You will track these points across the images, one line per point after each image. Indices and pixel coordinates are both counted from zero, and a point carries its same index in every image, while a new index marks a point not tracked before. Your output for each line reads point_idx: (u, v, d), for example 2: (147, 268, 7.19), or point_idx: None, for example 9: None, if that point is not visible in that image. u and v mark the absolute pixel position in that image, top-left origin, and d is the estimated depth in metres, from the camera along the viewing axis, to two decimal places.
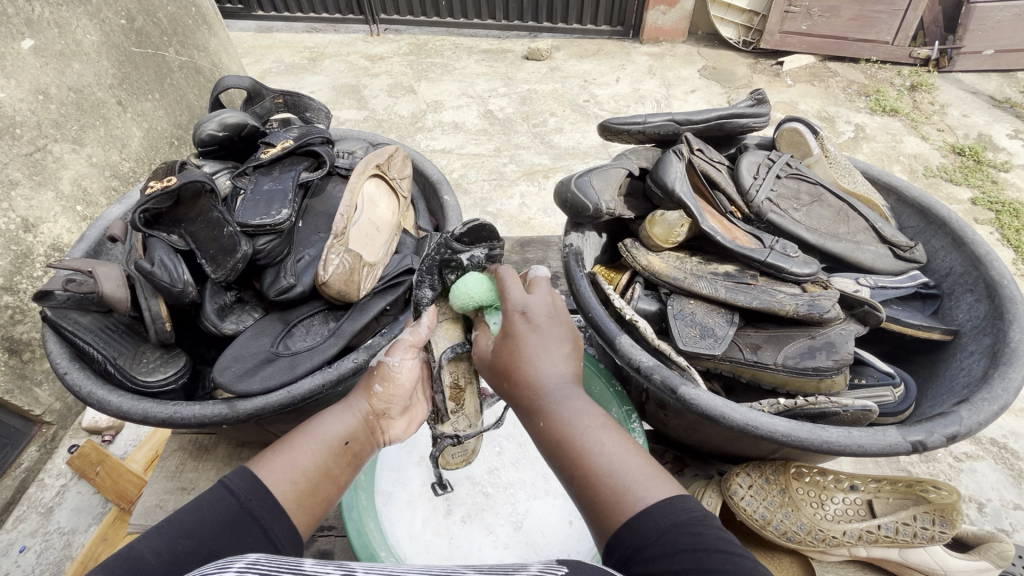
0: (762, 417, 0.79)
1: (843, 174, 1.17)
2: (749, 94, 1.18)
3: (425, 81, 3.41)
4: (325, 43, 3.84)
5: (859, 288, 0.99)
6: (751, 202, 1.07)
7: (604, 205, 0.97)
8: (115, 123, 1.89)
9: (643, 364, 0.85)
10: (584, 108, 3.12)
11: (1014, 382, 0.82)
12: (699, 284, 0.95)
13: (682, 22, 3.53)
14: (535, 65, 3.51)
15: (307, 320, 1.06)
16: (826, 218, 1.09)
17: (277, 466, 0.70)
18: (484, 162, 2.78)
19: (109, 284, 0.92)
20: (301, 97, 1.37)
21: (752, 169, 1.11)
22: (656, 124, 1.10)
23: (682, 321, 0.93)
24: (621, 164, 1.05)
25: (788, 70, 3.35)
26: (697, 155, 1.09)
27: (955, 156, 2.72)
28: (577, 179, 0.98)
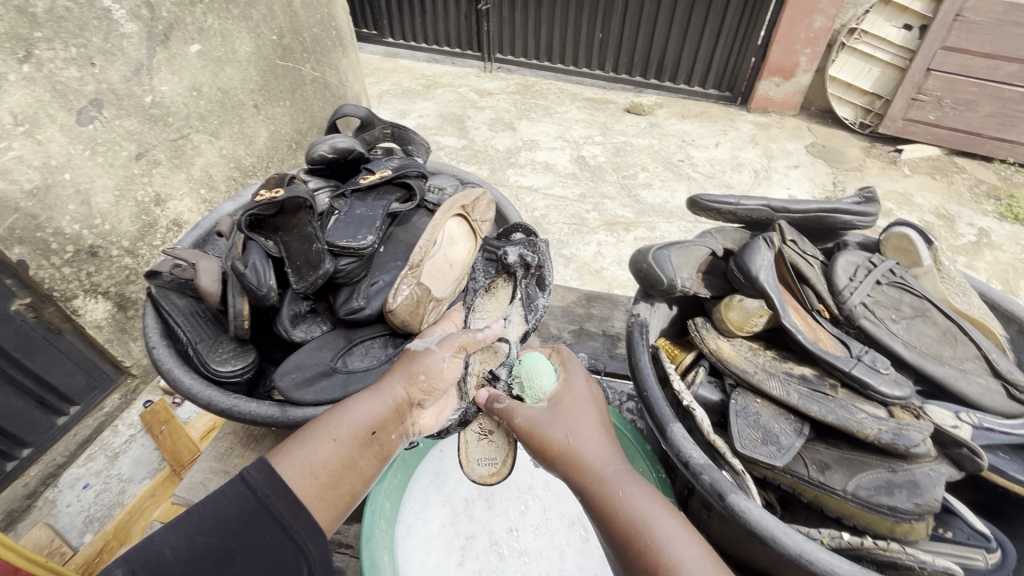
0: (820, 553, 0.70)
1: (956, 292, 1.07)
2: (856, 190, 1.11)
3: (525, 120, 3.55)
4: (441, 73, 4.13)
5: (959, 424, 0.89)
6: (842, 303, 1.01)
7: (679, 281, 0.96)
8: (248, 122, 2.13)
9: (693, 460, 0.79)
10: (677, 168, 3.09)
11: None
12: (770, 382, 0.90)
13: (794, 96, 3.43)
14: (635, 119, 3.54)
15: (367, 342, 1.10)
16: (928, 336, 0.99)
17: (298, 461, 0.76)
18: (568, 206, 2.81)
19: (206, 278, 1.03)
20: (407, 130, 1.48)
21: (849, 270, 1.05)
22: (749, 207, 1.05)
23: (744, 420, 0.87)
24: (704, 242, 1.04)
25: (906, 159, 3.14)
26: (789, 246, 1.04)
27: None
28: (656, 252, 0.96)
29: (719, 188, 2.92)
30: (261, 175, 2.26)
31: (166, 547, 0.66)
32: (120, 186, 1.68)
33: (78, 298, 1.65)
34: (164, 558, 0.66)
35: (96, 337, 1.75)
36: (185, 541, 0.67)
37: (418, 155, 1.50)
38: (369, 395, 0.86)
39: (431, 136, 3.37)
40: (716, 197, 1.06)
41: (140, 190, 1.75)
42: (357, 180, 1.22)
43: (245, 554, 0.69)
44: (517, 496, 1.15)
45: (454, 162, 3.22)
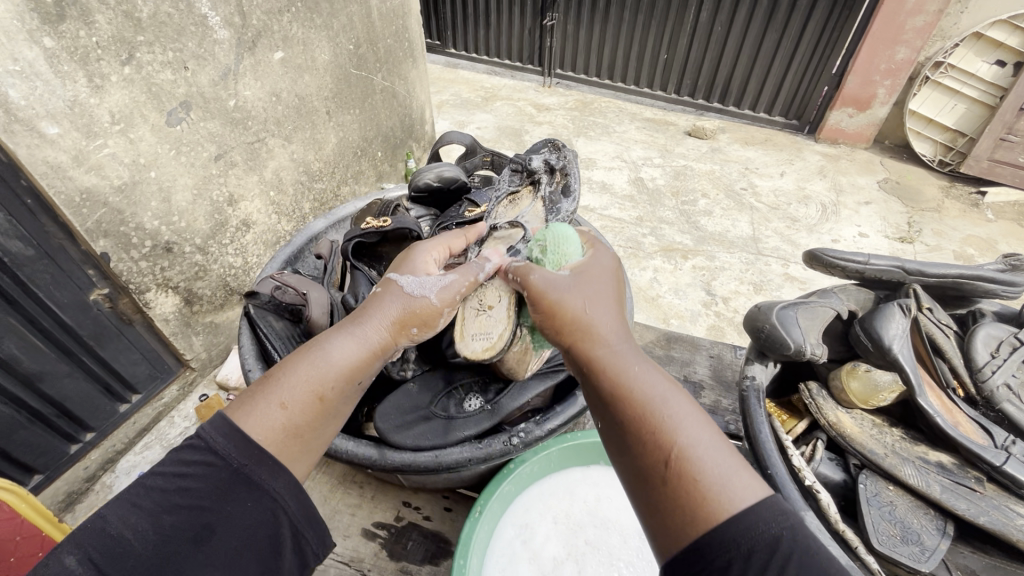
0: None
1: None
2: (1001, 256, 1.04)
3: (583, 138, 3.52)
4: (500, 86, 4.15)
5: None
6: (982, 383, 0.93)
7: (808, 348, 0.95)
8: (319, 128, 2.17)
9: (835, 558, 0.79)
10: (740, 196, 2.99)
11: None
12: (907, 469, 0.87)
13: (868, 129, 3.28)
14: (696, 143, 3.46)
15: (466, 385, 1.17)
16: None
17: (263, 417, 0.72)
18: (624, 228, 2.75)
19: (316, 311, 1.04)
20: (505, 158, 1.48)
21: (989, 343, 0.96)
22: (880, 267, 1.04)
23: (879, 512, 0.85)
24: (829, 304, 1.02)
25: (990, 203, 2.95)
26: (924, 314, 1.00)
27: None
28: (782, 314, 0.98)
29: (784, 221, 2.80)
30: (327, 180, 2.30)
31: (125, 529, 0.61)
32: (198, 185, 1.72)
33: (150, 291, 1.70)
34: (128, 540, 0.61)
35: (163, 330, 1.80)
36: (150, 518, 0.63)
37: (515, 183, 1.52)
38: (354, 328, 0.85)
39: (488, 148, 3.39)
40: (843, 255, 1.05)
41: (216, 190, 1.79)
42: (460, 213, 1.27)
43: (224, 522, 0.65)
44: (609, 560, 1.06)
45: None
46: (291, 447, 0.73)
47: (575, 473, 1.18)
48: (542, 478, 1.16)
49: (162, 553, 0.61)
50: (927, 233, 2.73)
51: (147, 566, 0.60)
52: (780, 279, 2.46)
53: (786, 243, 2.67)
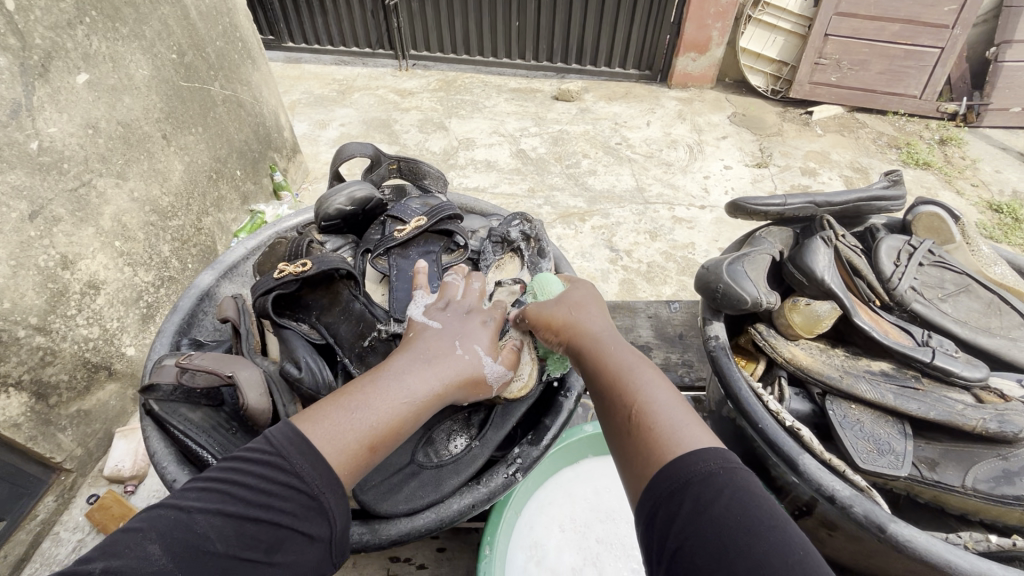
0: (995, 569, 0.74)
1: (986, 263, 1.23)
2: (881, 175, 1.18)
3: (455, 118, 3.43)
4: (353, 76, 3.88)
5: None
6: (893, 290, 1.12)
7: (762, 298, 1.02)
8: (159, 157, 1.85)
9: (839, 493, 0.85)
10: (617, 151, 3.13)
11: None
12: (863, 387, 0.98)
13: (711, 70, 3.58)
14: (565, 106, 3.54)
15: (444, 424, 0.99)
16: (975, 309, 1.12)
17: (336, 436, 0.69)
18: (518, 203, 2.75)
19: (252, 394, 0.83)
20: (417, 162, 1.31)
21: (892, 255, 1.15)
22: (795, 206, 1.12)
23: (854, 434, 0.94)
24: (766, 249, 1.12)
25: (817, 120, 3.38)
26: (841, 241, 1.14)
27: (992, 213, 2.74)
28: (730, 267, 1.04)
29: (660, 167, 2.99)
30: (185, 214, 1.99)
31: (209, 529, 0.59)
32: (16, 254, 1.38)
33: None
34: (209, 539, 0.58)
35: (16, 438, 1.46)
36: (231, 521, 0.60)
37: (433, 189, 1.35)
38: (416, 367, 0.78)
39: None
40: (762, 200, 1.12)
41: (41, 254, 1.45)
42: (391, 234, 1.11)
43: (293, 538, 0.63)
44: (624, 550, 1.11)
45: None
46: (346, 477, 0.69)
47: (566, 473, 1.20)
48: (537, 491, 1.17)
49: (235, 558, 0.59)
50: (777, 156, 3.08)
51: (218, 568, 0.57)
52: (670, 223, 2.64)
53: (667, 187, 2.86)
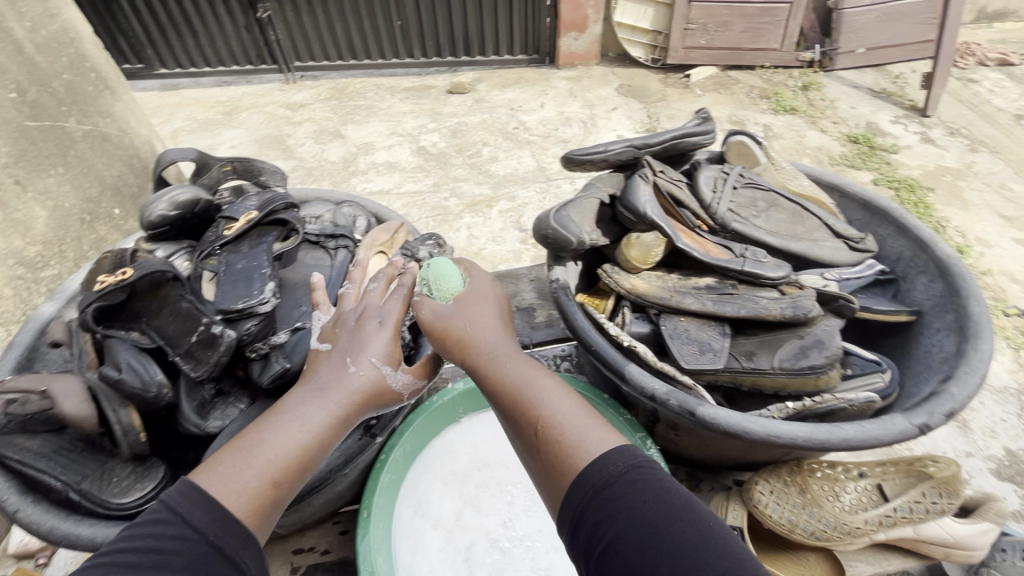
0: (781, 426, 0.88)
1: (789, 177, 1.33)
2: (695, 115, 1.26)
3: (351, 124, 3.38)
4: (238, 95, 3.73)
5: (827, 283, 1.15)
6: (715, 214, 1.20)
7: (586, 237, 1.08)
8: (15, 206, 1.73)
9: (658, 392, 0.95)
10: (515, 135, 3.20)
11: (985, 352, 0.99)
12: (687, 300, 1.08)
13: (593, 46, 3.72)
14: (460, 98, 3.57)
15: None
16: (783, 220, 1.23)
17: (236, 483, 0.74)
18: (425, 199, 2.77)
19: (70, 402, 0.92)
20: (251, 162, 1.35)
21: (710, 183, 1.25)
22: (617, 150, 1.19)
23: (680, 341, 1.04)
24: (592, 195, 1.16)
25: (695, 82, 3.61)
26: (660, 176, 1.22)
27: (852, 144, 3.05)
28: (556, 215, 1.10)
29: (558, 145, 3.09)
30: (61, 262, 1.86)
31: None
32: None
33: None
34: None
35: None
36: None
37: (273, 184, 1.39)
38: (307, 404, 0.81)
39: None
40: (587, 151, 1.18)
41: None
42: (222, 233, 1.12)
43: None
44: (500, 491, 1.23)
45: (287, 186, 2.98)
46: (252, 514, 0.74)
47: (449, 434, 1.28)
48: (421, 455, 1.24)
49: None
50: (663, 120, 3.27)
51: None
52: None
53: None
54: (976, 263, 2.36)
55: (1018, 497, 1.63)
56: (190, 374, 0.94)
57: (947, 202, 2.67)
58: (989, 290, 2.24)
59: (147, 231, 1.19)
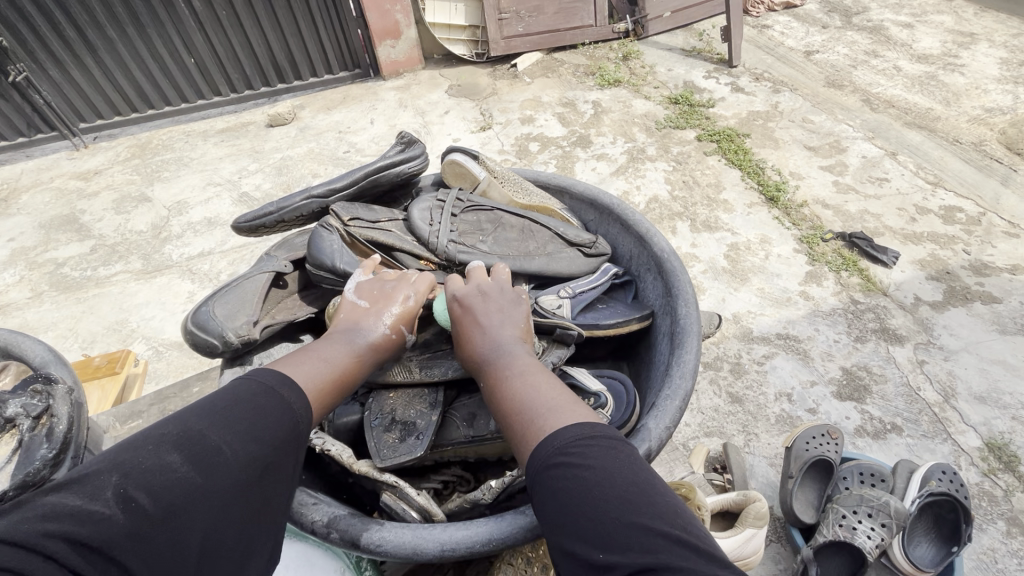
0: (457, 533, 0.75)
1: (516, 190, 1.25)
2: (397, 140, 1.20)
3: (159, 183, 2.99)
4: (16, 175, 3.18)
5: (562, 303, 1.05)
6: (435, 251, 1.08)
7: (232, 333, 0.99)
8: None
9: (318, 523, 0.80)
10: (346, 160, 2.99)
11: (688, 361, 0.91)
12: (394, 374, 0.98)
13: (413, 50, 3.57)
14: (283, 130, 3.28)
15: None
16: (513, 239, 1.15)
17: (310, 373, 0.78)
18: (254, 250, 2.49)
19: None
20: None
21: (426, 217, 1.12)
22: (296, 205, 1.06)
23: (379, 429, 0.92)
24: (264, 271, 1.10)
25: (523, 70, 3.59)
26: (354, 224, 1.07)
27: (674, 106, 3.18)
28: (199, 316, 1.02)
29: None
30: None
31: (219, 441, 0.64)
32: None
33: None
34: (186, 474, 0.60)
35: None
36: (229, 424, 0.66)
37: None
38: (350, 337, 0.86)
39: (42, 255, 2.62)
40: (256, 215, 1.07)
41: None
42: None
43: (268, 474, 0.67)
44: None
45: (90, 270, 2.57)
46: (315, 409, 0.76)
47: None
48: None
49: (200, 484, 0.60)
50: (497, 114, 3.21)
51: (205, 481, 0.61)
52: None
53: None
54: (794, 197, 2.53)
55: (858, 412, 1.74)
56: None
57: (762, 144, 2.85)
58: (808, 220, 2.41)
59: None
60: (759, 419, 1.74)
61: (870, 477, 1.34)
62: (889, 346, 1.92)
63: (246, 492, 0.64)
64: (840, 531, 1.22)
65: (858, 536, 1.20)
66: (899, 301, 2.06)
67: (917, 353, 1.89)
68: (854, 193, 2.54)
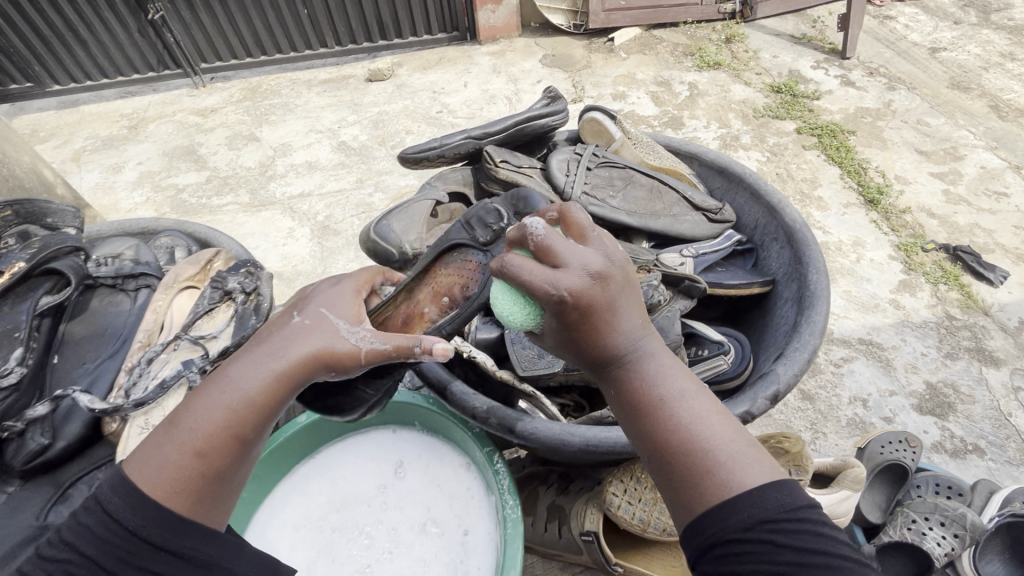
0: (596, 434, 0.97)
1: (646, 151, 1.33)
2: (543, 93, 1.27)
3: (267, 125, 3.21)
4: (144, 106, 3.50)
5: (683, 262, 1.18)
6: (570, 200, 1.17)
7: (406, 245, 1.16)
8: None
9: (479, 410, 1.04)
10: (438, 119, 3.09)
11: (817, 322, 0.99)
12: None
13: (512, 17, 3.59)
14: (381, 86, 3.42)
15: (86, 476, 1.22)
16: (641, 198, 1.24)
17: (156, 461, 0.67)
18: (348, 196, 2.66)
19: None
20: (35, 204, 1.49)
21: (563, 167, 1.21)
22: (454, 144, 1.18)
23: (519, 347, 1.17)
24: (426, 196, 1.22)
25: (620, 45, 3.53)
26: (502, 166, 1.16)
27: (775, 94, 3.05)
28: (377, 227, 1.17)
29: None
30: None
31: (94, 527, 0.64)
32: None
33: None
34: (76, 558, 0.63)
35: None
36: (107, 518, 0.64)
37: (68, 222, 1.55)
38: (251, 362, 0.73)
39: (165, 180, 2.90)
40: (421, 148, 1.16)
41: None
42: None
43: (157, 550, 0.65)
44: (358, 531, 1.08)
45: (204, 198, 2.83)
46: (176, 490, 0.66)
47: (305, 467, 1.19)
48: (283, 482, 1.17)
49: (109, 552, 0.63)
50: (589, 88, 3.20)
51: (117, 549, 0.63)
52: None
53: None
54: (896, 201, 2.40)
55: (937, 428, 1.69)
56: None
57: (868, 143, 2.70)
58: (909, 228, 2.28)
59: None
60: (831, 419, 1.72)
61: (948, 490, 1.31)
62: (982, 366, 1.83)
63: (162, 549, 0.65)
64: (909, 534, 1.23)
65: (926, 540, 1.20)
66: (1001, 322, 1.95)
67: (1013, 378, 1.79)
68: (966, 205, 2.38)
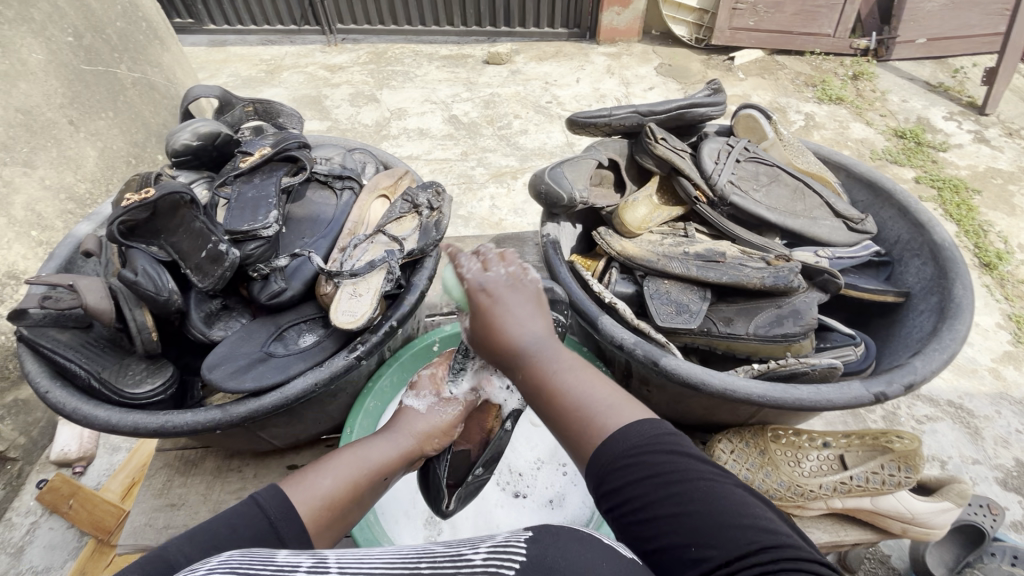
0: (737, 381, 0.93)
1: (796, 154, 1.36)
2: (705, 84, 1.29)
3: (387, 89, 3.42)
4: (280, 55, 3.81)
5: (819, 261, 1.19)
6: (714, 185, 1.20)
7: (577, 194, 1.15)
8: (68, 143, 1.84)
9: (625, 341, 0.99)
10: (547, 109, 3.18)
11: (959, 332, 0.99)
12: (673, 264, 1.11)
13: (635, 22, 3.63)
14: (496, 69, 3.55)
15: (296, 325, 1.12)
16: (785, 195, 1.24)
17: (310, 490, 0.78)
18: (452, 166, 2.80)
19: (92, 296, 0.96)
20: (271, 104, 1.49)
21: (713, 155, 1.24)
22: (622, 116, 1.23)
23: (659, 300, 1.09)
24: (591, 156, 1.23)
25: (739, 65, 3.49)
26: (661, 143, 1.21)
27: (898, 139, 2.92)
28: (551, 172, 1.15)
29: None
30: None
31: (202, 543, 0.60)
32: None
33: None
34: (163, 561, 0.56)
35: None
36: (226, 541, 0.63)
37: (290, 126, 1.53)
38: (382, 441, 0.94)
39: None
40: (590, 115, 1.22)
41: None
42: (238, 166, 1.21)
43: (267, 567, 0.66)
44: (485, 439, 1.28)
45: None
46: (311, 526, 0.76)
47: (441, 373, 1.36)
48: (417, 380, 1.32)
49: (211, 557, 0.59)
50: None
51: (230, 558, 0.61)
52: None
53: None
54: (1016, 270, 2.25)
55: (1021, 508, 1.60)
56: (199, 285, 1.04)
57: (994, 205, 2.54)
58: None
59: (171, 159, 1.28)
60: None
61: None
62: None
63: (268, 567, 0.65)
64: None
65: None
66: None
67: None
68: None
